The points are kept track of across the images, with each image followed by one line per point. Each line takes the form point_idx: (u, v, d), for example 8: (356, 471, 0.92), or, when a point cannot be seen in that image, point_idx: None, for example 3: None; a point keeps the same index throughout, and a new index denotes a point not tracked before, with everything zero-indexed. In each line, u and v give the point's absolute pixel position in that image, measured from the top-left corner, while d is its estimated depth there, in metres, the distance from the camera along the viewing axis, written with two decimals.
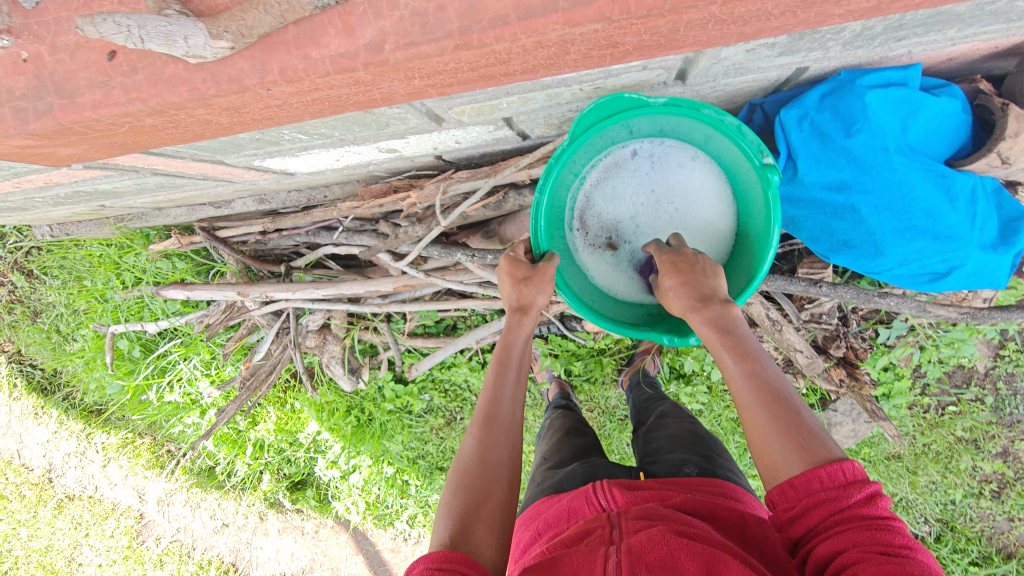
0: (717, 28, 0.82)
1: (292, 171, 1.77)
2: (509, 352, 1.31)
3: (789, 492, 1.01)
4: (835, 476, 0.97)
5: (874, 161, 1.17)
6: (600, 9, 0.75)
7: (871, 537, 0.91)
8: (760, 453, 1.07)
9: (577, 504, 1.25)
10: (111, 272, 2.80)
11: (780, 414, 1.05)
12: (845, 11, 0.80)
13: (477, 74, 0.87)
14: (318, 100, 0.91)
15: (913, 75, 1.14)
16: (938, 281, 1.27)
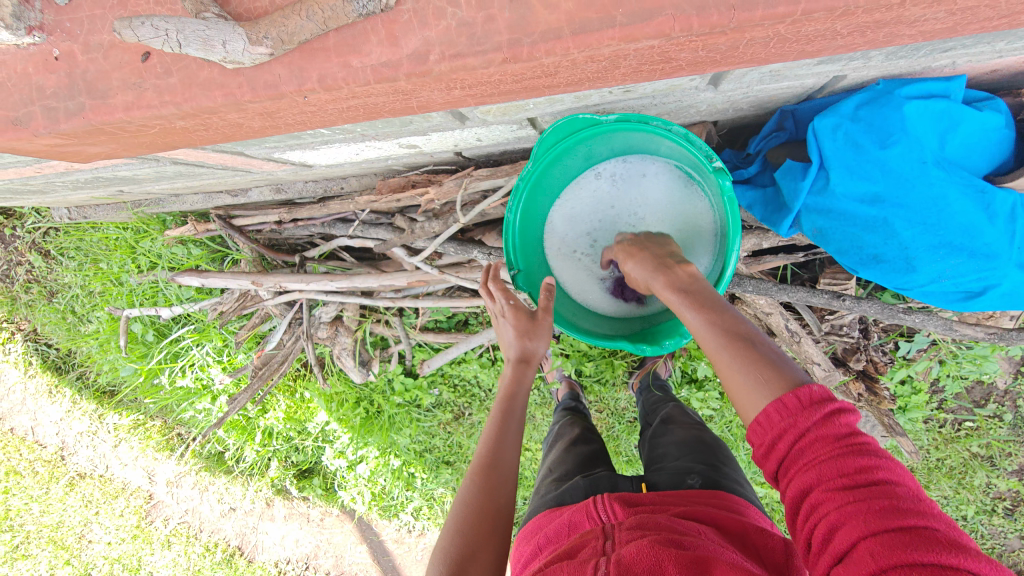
0: (778, 45, 0.81)
1: (311, 163, 1.76)
2: (511, 401, 1.34)
3: (755, 429, 0.94)
4: (790, 404, 0.89)
5: (910, 175, 1.14)
6: (659, 26, 0.74)
7: (834, 468, 0.82)
8: (735, 398, 1.00)
9: (576, 518, 1.23)
10: (127, 256, 2.82)
11: (741, 353, 1.00)
12: (916, 32, 0.80)
13: (519, 86, 0.87)
14: (353, 107, 0.91)
15: (956, 87, 1.11)
16: (972, 300, 1.24)
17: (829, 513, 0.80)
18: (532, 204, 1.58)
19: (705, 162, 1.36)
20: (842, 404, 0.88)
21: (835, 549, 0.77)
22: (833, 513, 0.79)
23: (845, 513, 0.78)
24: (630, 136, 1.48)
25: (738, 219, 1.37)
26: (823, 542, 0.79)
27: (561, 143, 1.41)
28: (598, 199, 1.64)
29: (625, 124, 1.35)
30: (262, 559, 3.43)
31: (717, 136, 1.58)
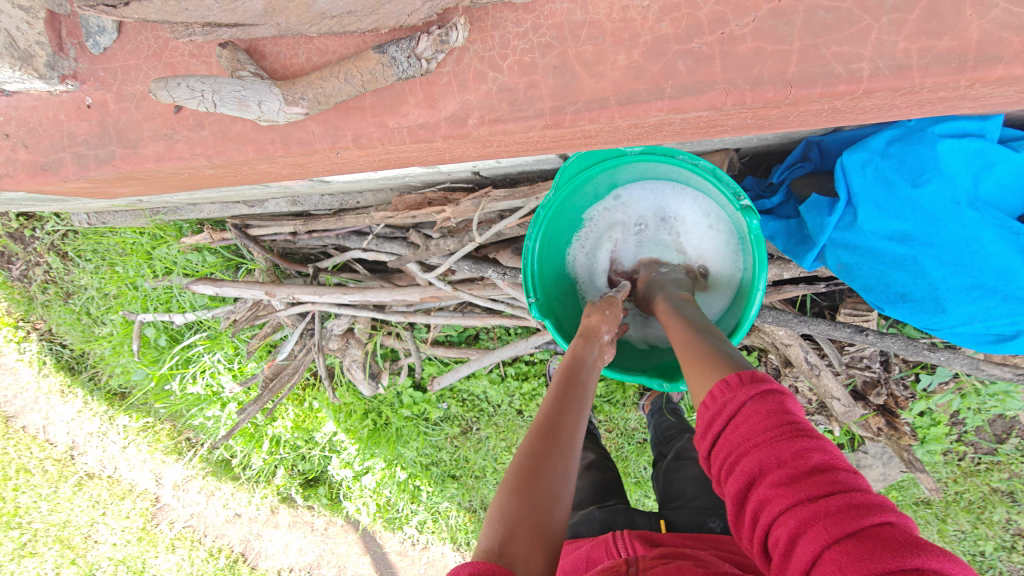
0: (829, 115, 1.01)
1: (328, 179, 1.77)
2: (570, 381, 1.35)
3: (705, 421, 1.04)
4: (731, 382, 1.04)
5: (942, 214, 1.11)
6: (710, 99, 0.94)
7: (774, 455, 0.89)
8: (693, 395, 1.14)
9: (595, 553, 1.24)
10: (143, 261, 2.85)
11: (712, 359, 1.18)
12: (979, 104, 0.99)
13: (559, 143, 1.10)
14: (387, 158, 1.16)
15: (992, 126, 1.08)
16: (1000, 343, 1.20)
17: (774, 497, 0.85)
18: (561, 218, 1.56)
19: (731, 200, 1.35)
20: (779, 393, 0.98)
21: (795, 556, 0.79)
22: (785, 512, 0.83)
23: (796, 513, 0.81)
24: (653, 165, 1.50)
25: (762, 255, 1.36)
26: (783, 547, 0.81)
27: (581, 172, 1.42)
28: (681, 214, 1.60)
29: (650, 157, 1.38)
30: (265, 566, 3.43)
31: (740, 163, 1.57)
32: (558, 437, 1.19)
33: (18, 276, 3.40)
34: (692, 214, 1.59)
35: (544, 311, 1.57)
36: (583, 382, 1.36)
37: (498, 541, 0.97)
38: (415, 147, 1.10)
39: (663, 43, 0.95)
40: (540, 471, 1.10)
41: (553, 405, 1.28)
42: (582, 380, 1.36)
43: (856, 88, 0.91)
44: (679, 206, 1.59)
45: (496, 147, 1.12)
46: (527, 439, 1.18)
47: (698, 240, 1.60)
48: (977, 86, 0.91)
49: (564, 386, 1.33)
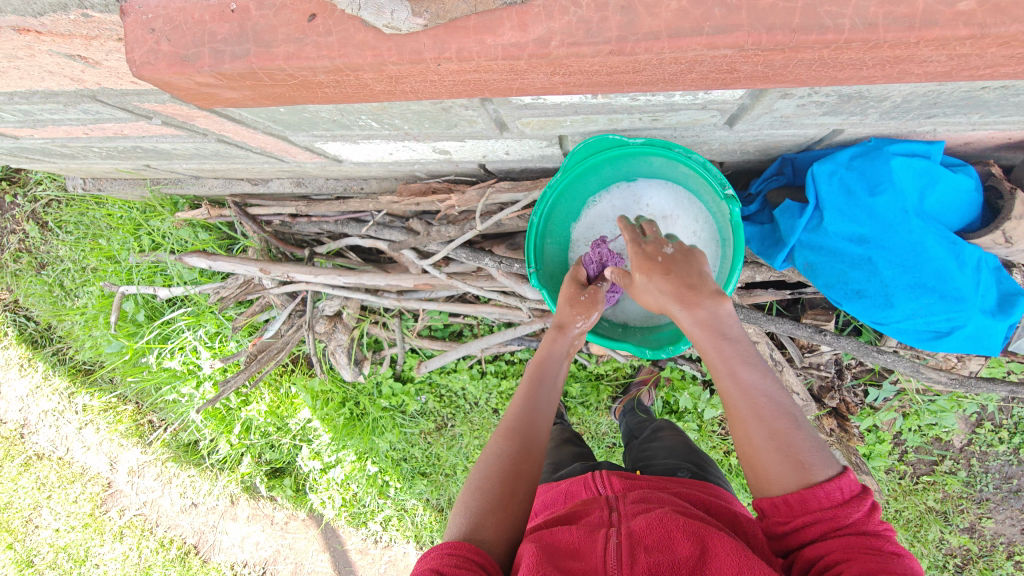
0: (819, 68, 0.83)
1: (342, 159, 1.85)
2: (541, 374, 1.43)
3: (783, 508, 1.06)
4: (832, 496, 1.02)
5: (894, 220, 1.30)
6: (737, 37, 0.75)
7: (863, 539, 0.98)
8: (753, 461, 1.12)
9: (573, 487, 1.38)
10: (131, 234, 2.86)
11: (777, 431, 1.10)
12: (921, 71, 0.83)
13: (608, 78, 0.86)
14: (467, 81, 0.86)
15: (936, 150, 1.28)
16: (940, 340, 1.38)
17: (854, 567, 0.93)
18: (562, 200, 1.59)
19: (718, 190, 1.47)
20: (862, 494, 1.03)
21: None
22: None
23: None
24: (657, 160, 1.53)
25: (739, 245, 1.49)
26: None
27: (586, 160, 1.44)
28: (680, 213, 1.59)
29: (651, 148, 1.42)
30: (217, 560, 3.36)
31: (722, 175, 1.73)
32: (522, 436, 1.30)
33: None
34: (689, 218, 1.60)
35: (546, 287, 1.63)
36: (554, 376, 1.44)
37: (464, 535, 1.13)
38: (445, 110, 1.19)
39: None
40: (502, 474, 1.23)
41: (523, 402, 1.37)
42: (554, 364, 1.45)
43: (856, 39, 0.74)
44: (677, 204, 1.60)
45: (564, 81, 0.87)
46: (494, 439, 1.31)
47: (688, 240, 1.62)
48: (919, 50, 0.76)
49: (534, 382, 1.41)
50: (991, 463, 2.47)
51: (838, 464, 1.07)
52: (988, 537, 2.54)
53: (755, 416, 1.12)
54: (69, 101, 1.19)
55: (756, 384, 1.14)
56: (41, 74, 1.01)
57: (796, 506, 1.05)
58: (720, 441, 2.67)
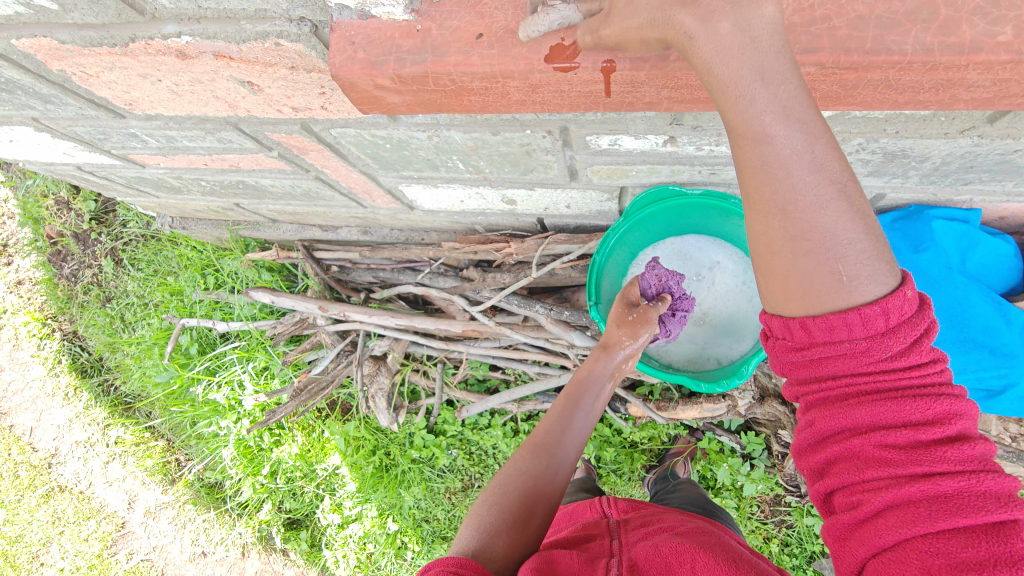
0: (883, 92, 0.84)
1: (415, 206, 2.04)
2: (578, 396, 1.45)
3: (799, 333, 0.81)
4: (870, 321, 0.76)
5: (938, 278, 1.39)
6: (817, 56, 0.79)
7: (902, 414, 0.77)
8: (773, 267, 0.81)
9: (579, 508, 1.44)
10: (198, 272, 3.07)
11: (814, 234, 0.76)
12: (968, 98, 0.85)
13: (699, 96, 0.89)
14: (591, 94, 0.91)
15: (975, 216, 1.37)
16: (993, 399, 1.42)
17: (876, 477, 0.79)
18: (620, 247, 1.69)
19: None
20: (907, 320, 0.76)
21: (874, 520, 0.80)
22: (899, 527, 0.77)
23: (912, 545, 0.77)
24: (709, 215, 1.64)
25: None
26: (861, 507, 0.81)
27: (644, 208, 1.54)
28: (725, 262, 1.70)
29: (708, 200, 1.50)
30: None
31: None
32: (548, 456, 1.33)
33: (67, 274, 3.57)
34: (733, 267, 1.69)
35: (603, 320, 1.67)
36: (592, 400, 1.46)
37: (474, 548, 1.15)
38: (529, 152, 1.36)
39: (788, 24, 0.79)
40: (522, 491, 1.27)
41: (557, 424, 1.40)
42: (593, 386, 1.47)
43: (941, 89, 0.82)
44: (724, 255, 1.70)
45: (670, 95, 0.90)
46: (519, 455, 1.34)
47: (734, 290, 1.69)
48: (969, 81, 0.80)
49: (572, 405, 1.44)
50: None
51: (890, 276, 0.77)
52: None
53: (783, 206, 0.77)
54: (213, 128, 1.41)
55: (792, 153, 0.75)
56: (206, 98, 1.23)
57: (817, 356, 0.80)
58: (758, 523, 2.56)
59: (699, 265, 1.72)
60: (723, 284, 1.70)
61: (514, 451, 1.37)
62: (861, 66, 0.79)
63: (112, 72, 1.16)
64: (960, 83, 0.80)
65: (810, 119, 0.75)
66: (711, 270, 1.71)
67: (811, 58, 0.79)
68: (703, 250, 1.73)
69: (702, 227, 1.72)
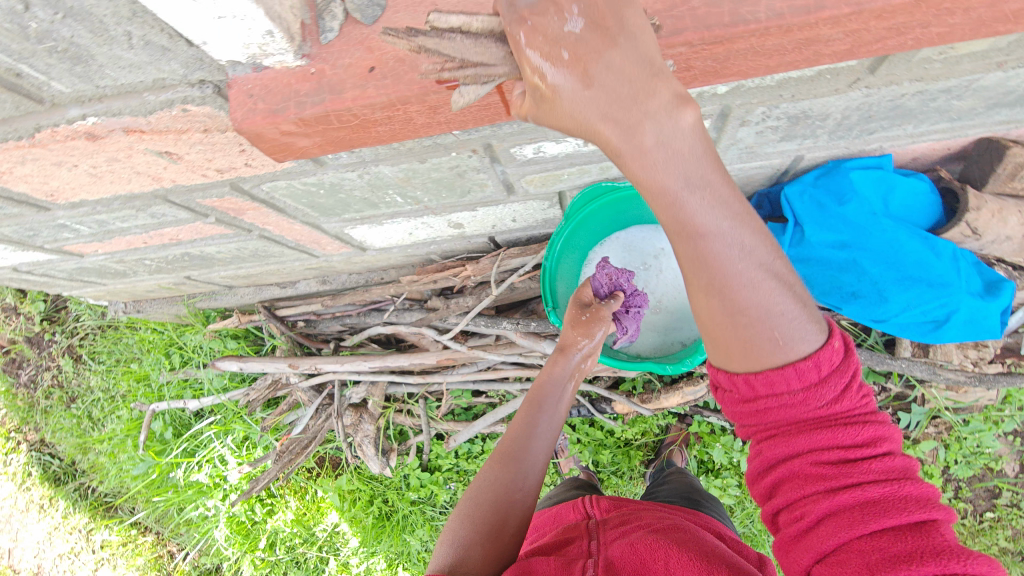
0: (758, 59, 0.90)
1: (367, 247, 2.05)
2: (540, 400, 1.46)
3: (743, 387, 0.87)
4: (805, 373, 0.83)
5: (866, 224, 1.45)
6: (689, 37, 0.84)
7: (835, 438, 0.84)
8: (719, 339, 0.86)
9: (563, 511, 1.44)
10: (162, 354, 3.00)
11: (752, 311, 0.81)
12: (830, 52, 0.91)
13: None
14: (493, 106, 0.94)
15: (886, 161, 1.45)
16: (941, 328, 1.47)
17: (815, 490, 0.85)
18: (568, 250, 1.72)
19: None
20: (837, 367, 0.84)
21: (815, 528, 0.85)
22: (838, 532, 0.83)
23: (851, 546, 0.82)
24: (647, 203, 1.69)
25: None
26: (803, 519, 0.86)
27: (583, 206, 1.57)
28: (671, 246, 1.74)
29: None
30: None
31: None
32: (516, 462, 1.34)
33: (25, 381, 3.43)
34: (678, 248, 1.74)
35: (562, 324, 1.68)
36: (555, 402, 1.47)
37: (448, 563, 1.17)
38: (461, 174, 1.40)
39: (656, 12, 0.84)
40: (491, 499, 1.28)
41: (523, 429, 1.41)
42: (554, 388, 1.48)
43: (808, 49, 0.88)
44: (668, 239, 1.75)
45: None
46: (487, 465, 1.35)
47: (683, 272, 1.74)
48: (836, 38, 0.86)
49: (535, 408, 1.45)
50: None
51: (818, 332, 0.84)
52: None
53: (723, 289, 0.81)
54: (142, 204, 1.41)
55: (727, 247, 0.79)
56: (127, 175, 1.23)
57: (761, 406, 0.87)
58: None
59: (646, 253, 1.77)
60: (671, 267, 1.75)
61: (484, 462, 1.38)
62: (730, 39, 0.84)
63: (26, 166, 1.16)
64: (819, 40, 0.87)
65: (742, 209, 0.79)
66: (657, 255, 1.76)
67: (683, 39, 0.84)
68: (647, 238, 1.78)
69: (642, 217, 1.79)
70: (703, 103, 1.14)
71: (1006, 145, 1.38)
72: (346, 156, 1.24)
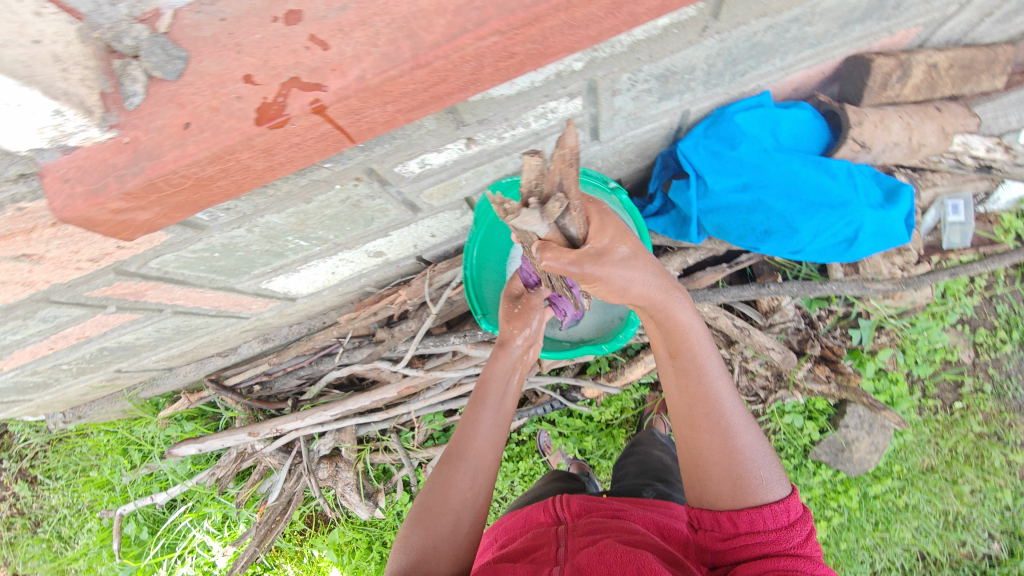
0: None
1: (295, 296, 1.98)
2: (483, 396, 1.42)
3: (726, 524, 0.97)
4: (777, 516, 0.96)
5: (761, 162, 1.47)
6: None
7: (793, 561, 0.92)
8: (718, 465, 1.01)
9: (533, 511, 1.41)
10: (121, 454, 2.85)
11: (746, 438, 1.02)
12: None
13: None
14: None
15: (766, 98, 1.47)
16: (854, 245, 1.51)
17: None
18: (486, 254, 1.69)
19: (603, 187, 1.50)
20: (799, 517, 0.97)
21: None
22: None
23: None
24: None
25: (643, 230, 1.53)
26: None
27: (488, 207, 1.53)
28: None
29: None
30: None
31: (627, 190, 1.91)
32: (463, 462, 1.28)
33: None
34: None
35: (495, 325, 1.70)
36: (498, 397, 1.42)
37: None
38: (355, 204, 1.36)
39: None
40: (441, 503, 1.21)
41: (469, 428, 1.36)
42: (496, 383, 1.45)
43: None
44: None
45: None
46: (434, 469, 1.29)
47: None
48: None
49: (478, 405, 1.40)
50: (1008, 367, 2.62)
51: (783, 487, 1.01)
52: None
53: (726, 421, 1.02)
54: (28, 311, 1.32)
55: (726, 396, 1.05)
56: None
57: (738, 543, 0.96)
58: None
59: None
60: None
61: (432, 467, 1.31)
62: None
63: None
64: None
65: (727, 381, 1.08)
66: None
67: None
68: None
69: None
70: (568, 83, 1.13)
71: (870, 58, 1.44)
72: (225, 215, 1.18)
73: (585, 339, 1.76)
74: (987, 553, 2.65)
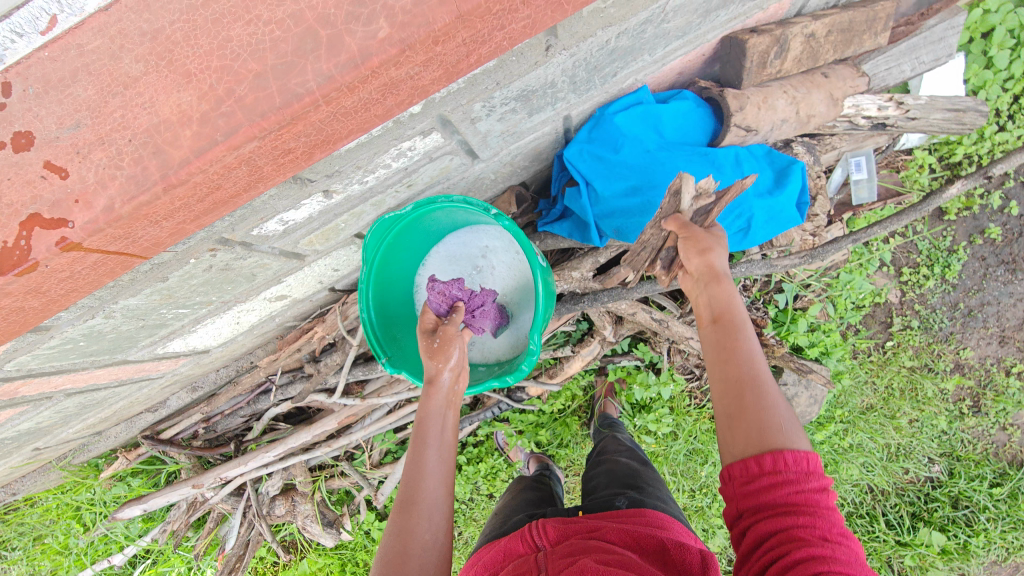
0: None
1: (206, 348, 1.88)
2: (426, 431, 1.26)
3: (752, 464, 0.87)
4: (799, 459, 0.85)
5: (646, 162, 1.43)
6: None
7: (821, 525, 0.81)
8: (745, 401, 0.94)
9: (511, 540, 1.15)
10: (72, 518, 2.69)
11: (773, 385, 0.95)
12: None
13: None
14: None
15: (644, 94, 1.44)
16: (749, 234, 1.48)
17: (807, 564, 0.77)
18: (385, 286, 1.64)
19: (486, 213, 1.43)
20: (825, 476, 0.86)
21: None
22: None
23: None
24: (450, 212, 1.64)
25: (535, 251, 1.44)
26: None
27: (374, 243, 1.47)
28: (491, 243, 1.76)
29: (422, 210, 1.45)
30: None
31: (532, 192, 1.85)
32: (419, 507, 1.13)
33: None
34: (499, 243, 1.75)
35: (403, 364, 1.65)
36: (439, 432, 1.26)
37: None
38: (225, 269, 1.27)
39: None
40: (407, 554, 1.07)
41: (417, 467, 1.20)
42: (437, 420, 1.29)
43: None
44: (489, 236, 1.76)
45: None
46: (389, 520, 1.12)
47: (511, 264, 1.75)
48: None
49: (422, 445, 1.24)
50: (932, 300, 2.71)
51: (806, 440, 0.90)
52: (978, 365, 2.75)
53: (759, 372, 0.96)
54: None
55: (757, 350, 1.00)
56: None
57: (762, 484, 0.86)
58: (697, 414, 2.64)
59: (472, 257, 1.77)
60: (498, 262, 1.75)
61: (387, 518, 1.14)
62: None
63: None
64: None
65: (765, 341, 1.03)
66: (483, 254, 1.76)
67: None
68: (468, 241, 1.78)
69: (453, 225, 1.78)
70: (415, 124, 1.04)
71: (743, 38, 1.41)
72: (67, 313, 1.08)
73: (501, 359, 1.73)
74: (930, 477, 2.78)
